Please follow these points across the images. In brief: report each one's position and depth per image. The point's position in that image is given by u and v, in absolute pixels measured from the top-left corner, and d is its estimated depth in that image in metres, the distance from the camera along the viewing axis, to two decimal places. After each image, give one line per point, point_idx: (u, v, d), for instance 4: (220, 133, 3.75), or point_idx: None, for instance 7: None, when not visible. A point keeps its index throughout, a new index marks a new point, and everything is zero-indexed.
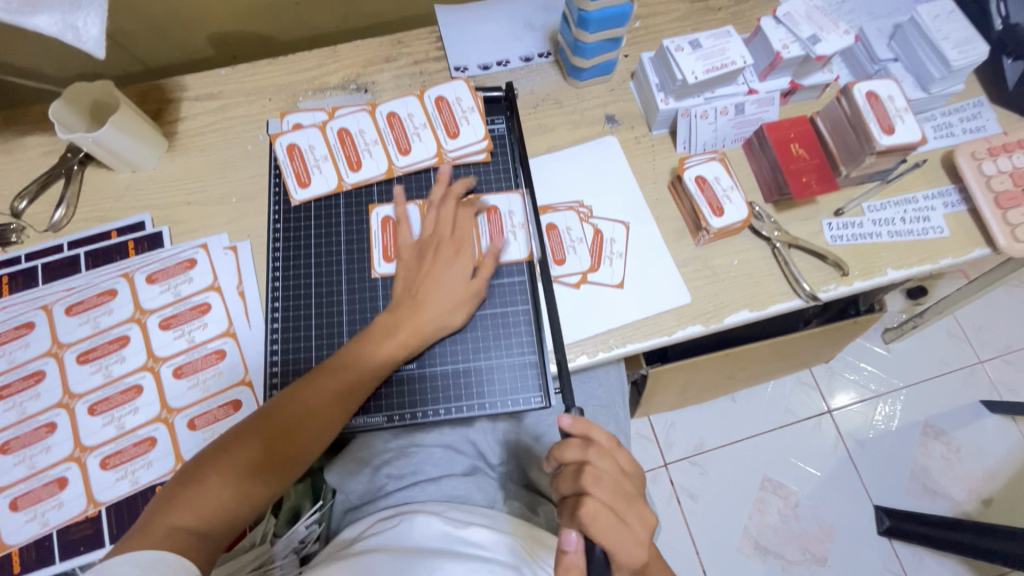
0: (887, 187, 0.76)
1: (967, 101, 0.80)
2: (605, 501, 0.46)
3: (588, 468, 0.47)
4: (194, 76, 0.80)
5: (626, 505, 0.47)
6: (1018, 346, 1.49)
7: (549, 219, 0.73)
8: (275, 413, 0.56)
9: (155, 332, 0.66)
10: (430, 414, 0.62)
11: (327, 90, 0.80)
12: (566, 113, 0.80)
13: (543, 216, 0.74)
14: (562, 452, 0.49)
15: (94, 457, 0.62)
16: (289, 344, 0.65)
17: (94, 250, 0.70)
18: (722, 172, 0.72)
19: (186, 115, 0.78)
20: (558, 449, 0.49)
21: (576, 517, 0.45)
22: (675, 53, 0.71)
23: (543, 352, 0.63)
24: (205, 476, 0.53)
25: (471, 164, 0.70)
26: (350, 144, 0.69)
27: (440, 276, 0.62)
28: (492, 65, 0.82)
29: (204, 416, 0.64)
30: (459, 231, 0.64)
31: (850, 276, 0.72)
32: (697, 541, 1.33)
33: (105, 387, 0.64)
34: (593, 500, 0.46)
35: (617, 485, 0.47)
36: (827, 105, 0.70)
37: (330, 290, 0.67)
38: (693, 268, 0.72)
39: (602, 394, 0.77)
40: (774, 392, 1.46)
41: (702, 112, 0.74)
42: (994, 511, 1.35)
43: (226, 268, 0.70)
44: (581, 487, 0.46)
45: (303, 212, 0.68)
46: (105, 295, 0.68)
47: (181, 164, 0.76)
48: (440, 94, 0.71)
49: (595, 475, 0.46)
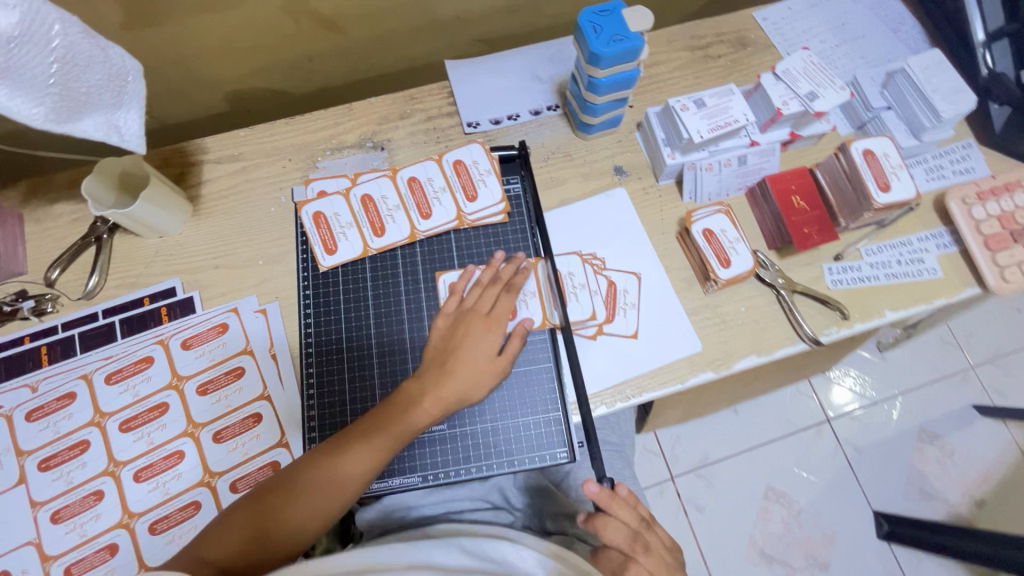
0: (883, 231, 0.80)
1: (956, 144, 0.84)
2: (649, 569, 0.56)
3: (641, 537, 0.57)
4: (215, 139, 0.83)
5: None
6: (1007, 350, 1.55)
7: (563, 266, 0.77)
8: (301, 468, 0.60)
9: (193, 398, 0.69)
10: (461, 473, 0.66)
11: (344, 150, 0.82)
12: (576, 165, 0.83)
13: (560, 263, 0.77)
14: (615, 511, 0.58)
15: (142, 523, 0.65)
16: (325, 409, 0.68)
17: (128, 317, 0.73)
18: (728, 224, 0.76)
19: (210, 177, 0.81)
20: (612, 507, 0.58)
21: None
22: (681, 113, 0.75)
23: (566, 408, 0.68)
24: (232, 520, 0.58)
25: (490, 225, 0.74)
26: (373, 211, 0.73)
27: (472, 347, 0.65)
28: (503, 119, 0.84)
29: (245, 478, 0.67)
30: (495, 309, 0.67)
31: (851, 319, 0.76)
32: (704, 551, 1.38)
33: (148, 454, 0.67)
34: (640, 564, 0.55)
35: (664, 559, 0.57)
36: (827, 160, 0.75)
37: (361, 352, 0.70)
38: (702, 316, 0.76)
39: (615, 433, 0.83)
40: (775, 404, 1.50)
41: (707, 166, 0.77)
42: (987, 512, 1.41)
43: (257, 331, 0.73)
44: (634, 551, 0.56)
45: (331, 277, 0.72)
46: (143, 363, 0.70)
47: (207, 228, 0.78)
48: (458, 158, 0.75)
49: (645, 544, 0.57)
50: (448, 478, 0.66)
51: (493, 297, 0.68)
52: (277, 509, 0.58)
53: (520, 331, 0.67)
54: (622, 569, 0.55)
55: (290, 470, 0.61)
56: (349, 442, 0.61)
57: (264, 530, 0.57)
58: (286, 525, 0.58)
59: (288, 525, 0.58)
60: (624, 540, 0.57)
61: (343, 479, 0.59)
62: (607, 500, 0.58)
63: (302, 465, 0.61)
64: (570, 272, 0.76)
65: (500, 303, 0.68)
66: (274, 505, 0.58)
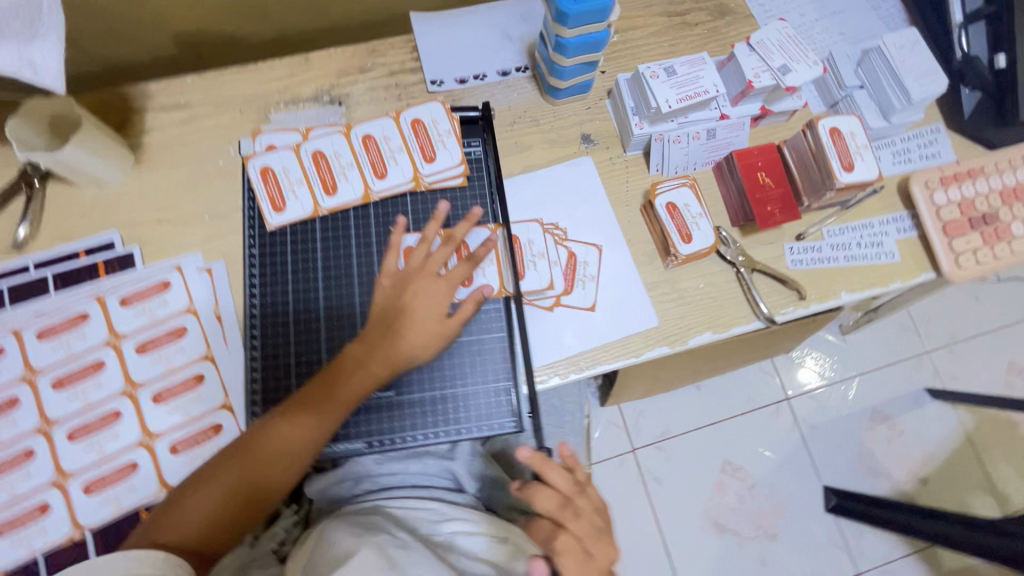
0: (846, 213, 0.80)
1: (925, 127, 0.83)
2: (578, 535, 0.59)
3: (572, 503, 0.61)
4: (159, 84, 0.77)
5: (595, 541, 0.60)
6: (962, 337, 1.60)
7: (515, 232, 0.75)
8: (246, 445, 0.61)
9: (131, 357, 0.66)
10: (408, 439, 0.67)
11: (299, 103, 0.78)
12: (543, 131, 0.80)
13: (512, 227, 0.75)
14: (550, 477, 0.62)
15: (76, 483, 0.63)
16: (269, 371, 0.67)
17: (62, 271, 0.69)
18: (691, 197, 0.75)
19: (153, 125, 0.76)
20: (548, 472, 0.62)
21: (553, 545, 0.58)
22: (650, 80, 0.72)
23: (516, 379, 0.69)
24: (186, 502, 0.59)
25: (448, 188, 0.74)
26: (325, 168, 0.71)
27: (421, 310, 0.65)
28: (469, 79, 0.81)
29: (186, 440, 0.65)
30: (445, 270, 0.67)
31: (807, 299, 0.76)
32: (660, 520, 1.42)
33: (83, 413, 0.65)
34: (569, 531, 0.59)
35: (592, 523, 0.61)
36: (794, 137, 0.74)
37: (308, 313, 0.69)
38: (661, 291, 0.75)
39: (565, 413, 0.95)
40: (737, 382, 1.53)
41: (674, 138, 0.75)
42: (929, 489, 1.48)
43: (201, 290, 0.70)
44: (564, 517, 0.60)
45: (278, 236, 0.71)
46: (77, 319, 0.67)
47: (149, 179, 0.74)
48: (417, 117, 0.74)
49: (575, 510, 0.61)
50: (393, 444, 0.67)
51: (444, 258, 0.67)
52: (232, 487, 0.60)
53: (478, 296, 0.67)
54: (551, 538, 0.59)
55: (234, 447, 0.61)
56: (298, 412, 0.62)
57: (226, 507, 0.60)
58: (246, 499, 0.61)
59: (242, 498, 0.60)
60: (556, 506, 0.60)
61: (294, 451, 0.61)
62: (541, 464, 0.61)
63: (247, 441, 0.61)
64: (530, 241, 0.75)
65: (453, 267, 0.67)
66: (227, 484, 0.60)
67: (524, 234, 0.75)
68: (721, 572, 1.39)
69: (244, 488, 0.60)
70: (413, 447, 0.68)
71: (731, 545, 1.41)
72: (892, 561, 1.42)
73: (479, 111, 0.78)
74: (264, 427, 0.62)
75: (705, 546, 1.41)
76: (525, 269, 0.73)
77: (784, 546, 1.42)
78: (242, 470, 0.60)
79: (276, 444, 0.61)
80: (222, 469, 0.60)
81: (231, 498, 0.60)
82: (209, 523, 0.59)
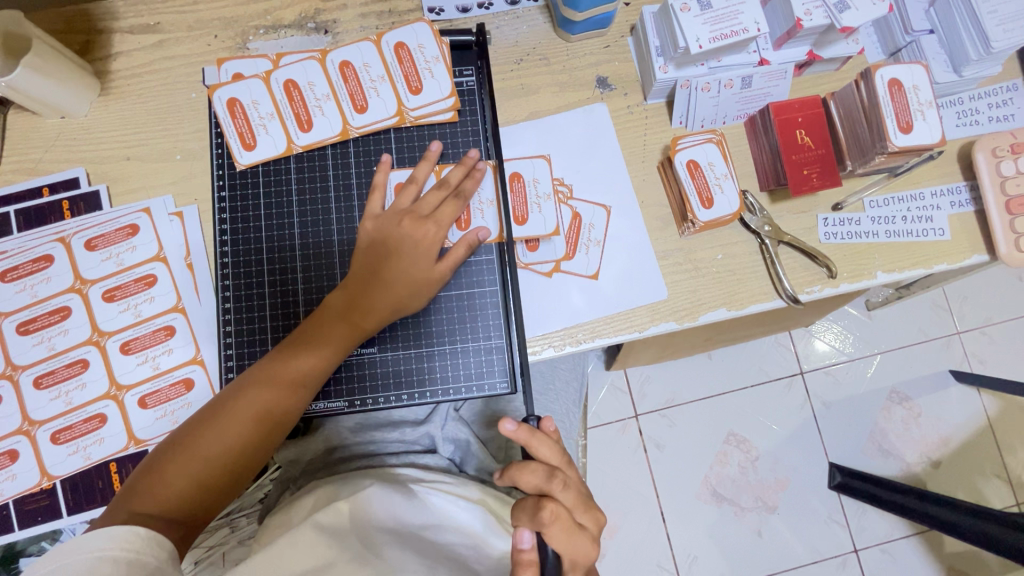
0: (894, 180, 0.70)
1: (1001, 84, 0.71)
2: (565, 504, 0.53)
3: (559, 473, 0.54)
4: (126, 2, 0.69)
5: (584, 511, 0.54)
6: (997, 319, 1.49)
7: (514, 168, 0.67)
8: (229, 411, 0.56)
9: (99, 305, 0.63)
10: (391, 399, 0.63)
11: (281, 30, 0.69)
12: (553, 72, 0.71)
13: (508, 164, 0.68)
14: (536, 447, 0.54)
15: (44, 432, 0.61)
16: (244, 326, 0.63)
17: (25, 209, 0.64)
18: (717, 156, 0.66)
19: (121, 50, 0.68)
20: (534, 442, 0.54)
21: (536, 518, 0.52)
22: (679, 14, 0.61)
23: (510, 336, 0.64)
24: (165, 473, 0.53)
25: (436, 124, 0.66)
26: (298, 100, 0.65)
27: (414, 252, 0.60)
28: (472, 7, 0.70)
29: (155, 395, 0.62)
30: (436, 213, 0.61)
31: (837, 278, 0.68)
32: (658, 485, 1.40)
33: (49, 360, 0.62)
34: (556, 501, 0.52)
35: (580, 493, 0.54)
36: (844, 88, 0.64)
37: (284, 263, 0.64)
38: (673, 260, 0.68)
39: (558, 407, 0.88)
40: (751, 353, 1.46)
41: (704, 85, 0.65)
42: (940, 473, 1.43)
43: (172, 236, 0.65)
44: (551, 488, 0.53)
45: (249, 177, 0.65)
46: (41, 261, 0.63)
47: (116, 112, 0.67)
48: (401, 40, 0.66)
49: (563, 479, 0.53)
50: (376, 404, 0.63)
51: (437, 199, 0.62)
52: (215, 457, 0.55)
53: (471, 241, 0.61)
54: (537, 511, 0.52)
55: (212, 413, 0.56)
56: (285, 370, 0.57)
57: (209, 478, 0.54)
58: (231, 470, 0.56)
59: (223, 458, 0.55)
60: (540, 479, 0.53)
61: (281, 405, 0.57)
62: (527, 437, 0.53)
63: (228, 404, 0.56)
64: (536, 181, 0.67)
65: (443, 208, 0.61)
66: (210, 453, 0.55)
67: (529, 173, 0.67)
68: (715, 540, 1.38)
69: (230, 455, 0.55)
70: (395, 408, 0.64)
71: (727, 514, 1.40)
72: (892, 541, 1.40)
73: (473, 33, 0.68)
74: (247, 386, 0.57)
75: (701, 513, 1.39)
76: (528, 212, 0.66)
77: (782, 519, 1.40)
78: (226, 436, 0.55)
79: (260, 408, 0.56)
80: (204, 437, 0.55)
81: (218, 465, 0.55)
82: (193, 496, 0.54)
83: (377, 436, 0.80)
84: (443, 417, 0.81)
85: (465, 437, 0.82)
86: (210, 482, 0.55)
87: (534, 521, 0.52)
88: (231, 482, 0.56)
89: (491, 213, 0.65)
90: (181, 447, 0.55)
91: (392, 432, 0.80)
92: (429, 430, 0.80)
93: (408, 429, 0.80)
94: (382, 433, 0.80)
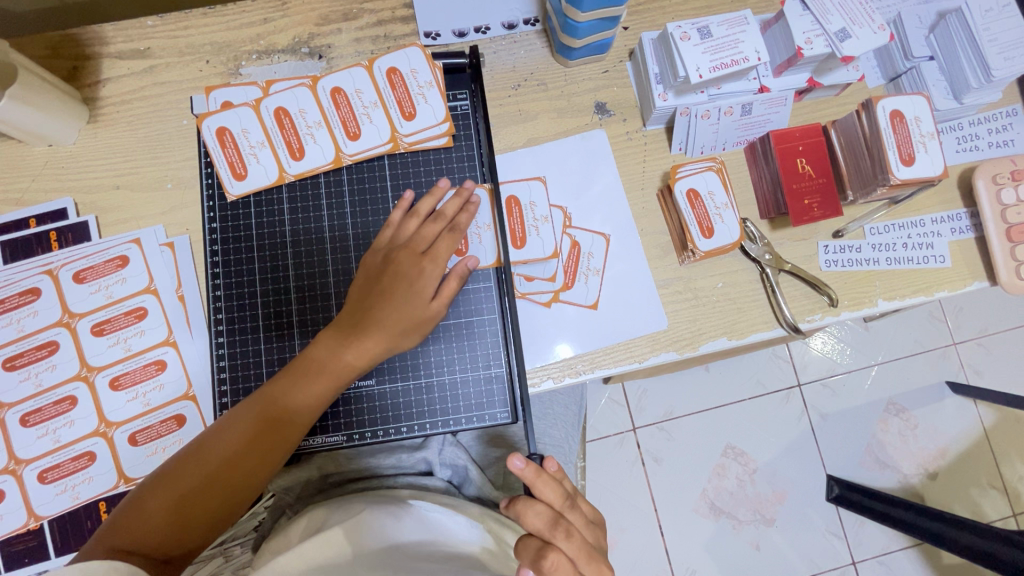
0: (894, 208, 0.69)
1: (1000, 110, 0.71)
2: (568, 556, 0.49)
3: (563, 520, 0.51)
4: (115, 26, 0.68)
5: (589, 563, 0.50)
6: (994, 330, 1.50)
7: (511, 191, 0.67)
8: (213, 445, 0.54)
9: (87, 339, 0.61)
10: (390, 432, 0.62)
11: (274, 55, 0.68)
12: (551, 98, 0.70)
13: (505, 186, 0.67)
14: (540, 489, 0.51)
15: (31, 470, 0.59)
16: (238, 359, 0.61)
17: (12, 240, 0.63)
18: (717, 185, 0.65)
19: (110, 76, 0.67)
20: (538, 487, 0.51)
21: (539, 564, 0.47)
22: (679, 43, 0.61)
23: (510, 365, 0.62)
24: (146, 505, 0.52)
25: (431, 149, 0.65)
26: (290, 128, 0.64)
27: (408, 287, 0.58)
28: (468, 32, 0.69)
29: (145, 432, 0.61)
30: (432, 247, 0.59)
31: (838, 307, 0.68)
32: (656, 499, 1.39)
33: (36, 397, 0.60)
34: (559, 550, 0.48)
35: (586, 544, 0.50)
36: (845, 118, 0.64)
37: (278, 293, 0.63)
38: (673, 289, 0.67)
39: (556, 431, 0.88)
40: (749, 366, 1.46)
41: (704, 112, 0.65)
42: (937, 485, 1.43)
43: (162, 268, 0.63)
44: (554, 536, 0.49)
45: (241, 207, 0.63)
46: (28, 295, 0.61)
47: (106, 140, 0.66)
48: (393, 65, 0.65)
49: (567, 528, 0.50)
50: (375, 438, 0.62)
51: (434, 233, 0.60)
52: (197, 487, 0.53)
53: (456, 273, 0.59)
54: (538, 559, 0.48)
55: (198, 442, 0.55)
56: (277, 397, 0.56)
57: (190, 510, 0.53)
58: (213, 507, 0.53)
59: (207, 490, 0.53)
60: (544, 524, 0.49)
61: (272, 433, 0.55)
62: (534, 477, 0.50)
63: (217, 431, 0.55)
64: (533, 204, 0.67)
65: (439, 242, 0.60)
66: (192, 486, 0.53)
67: (525, 196, 0.67)
68: (714, 554, 1.38)
69: (215, 487, 0.54)
70: (394, 441, 0.62)
71: (725, 528, 1.39)
72: (889, 553, 1.40)
73: (467, 56, 0.66)
74: (238, 413, 0.56)
75: (699, 528, 1.39)
76: (526, 234, 0.66)
77: (781, 533, 1.39)
78: (206, 467, 0.53)
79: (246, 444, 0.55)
80: (188, 471, 0.53)
81: (203, 495, 0.53)
82: (169, 530, 0.51)
83: (373, 464, 0.79)
84: (440, 442, 0.79)
85: (463, 462, 0.80)
86: (190, 517, 0.52)
87: (534, 565, 0.48)
88: (212, 518, 0.53)
89: (489, 238, 0.64)
90: (164, 478, 0.53)
91: (389, 459, 0.79)
92: (426, 456, 0.78)
93: (405, 454, 0.79)
94: (379, 460, 0.79)
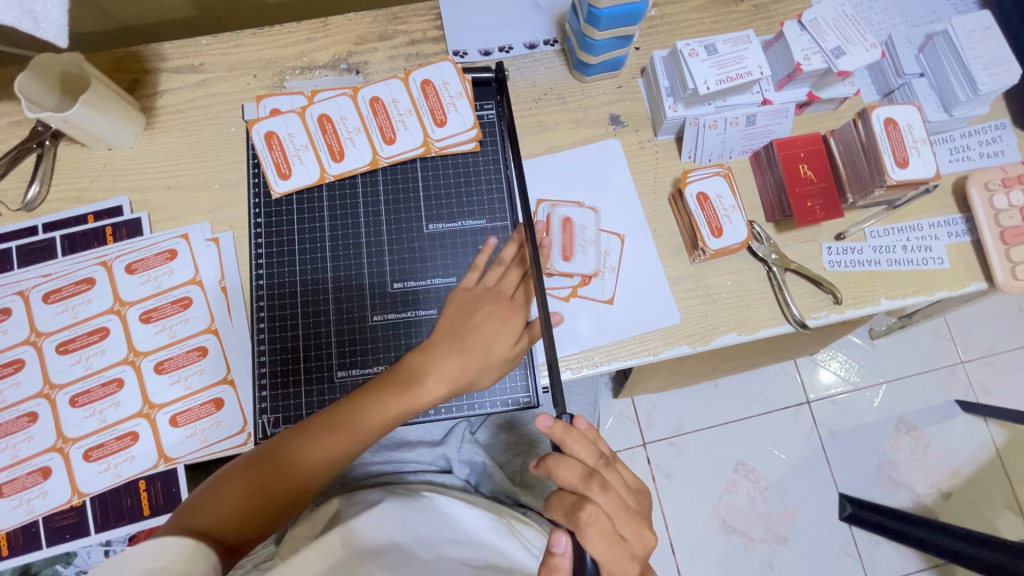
0: (893, 212, 0.74)
1: (989, 123, 0.76)
2: (605, 510, 0.51)
3: (597, 474, 0.53)
4: (173, 45, 0.74)
5: (627, 521, 0.51)
6: (1000, 349, 1.51)
7: (565, 213, 0.72)
8: (293, 458, 0.56)
9: (135, 325, 0.65)
10: (418, 415, 0.65)
11: (316, 70, 0.74)
12: (569, 110, 0.75)
13: (560, 209, 0.72)
14: (574, 448, 0.53)
15: (77, 449, 0.63)
16: (277, 344, 0.65)
17: (70, 234, 0.68)
18: (725, 189, 0.70)
19: (166, 88, 0.73)
20: (570, 443, 0.53)
21: (575, 518, 0.50)
22: (688, 58, 0.66)
23: (531, 352, 0.66)
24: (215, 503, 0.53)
25: (459, 154, 0.71)
26: (331, 133, 0.69)
27: (502, 331, 0.62)
28: (493, 51, 0.76)
29: (186, 414, 0.64)
30: (516, 295, 0.64)
31: (843, 304, 0.71)
32: (667, 516, 1.39)
33: (85, 379, 0.64)
34: (596, 504, 0.50)
35: (622, 500, 0.52)
36: (843, 127, 0.69)
37: (316, 281, 0.67)
38: (685, 286, 0.71)
39: None
40: (758, 382, 1.47)
41: (711, 123, 0.70)
42: (951, 505, 1.42)
43: (207, 261, 0.68)
44: (589, 489, 0.51)
45: (284, 204, 0.68)
46: (83, 284, 0.66)
47: (159, 145, 0.72)
48: (427, 77, 0.71)
49: (602, 482, 0.52)
50: (402, 421, 0.65)
51: (513, 280, 0.65)
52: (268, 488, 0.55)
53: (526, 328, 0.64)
54: (574, 511, 0.50)
55: (280, 447, 0.56)
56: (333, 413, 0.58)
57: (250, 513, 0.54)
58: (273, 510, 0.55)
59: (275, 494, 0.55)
60: (578, 478, 0.52)
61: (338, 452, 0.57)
62: (563, 434, 0.52)
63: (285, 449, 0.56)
64: (584, 226, 0.71)
65: (519, 288, 0.64)
66: (258, 487, 0.54)
67: (578, 219, 0.72)
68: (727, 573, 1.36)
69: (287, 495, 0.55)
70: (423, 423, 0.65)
71: (737, 546, 1.38)
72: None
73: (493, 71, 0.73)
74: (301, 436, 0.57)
75: (711, 545, 1.38)
76: (575, 251, 0.71)
77: (794, 552, 1.38)
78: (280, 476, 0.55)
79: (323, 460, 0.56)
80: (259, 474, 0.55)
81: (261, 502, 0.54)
82: (232, 525, 0.52)
83: (394, 458, 0.81)
84: (459, 439, 0.82)
85: (482, 460, 0.81)
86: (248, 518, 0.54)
87: (571, 526, 0.50)
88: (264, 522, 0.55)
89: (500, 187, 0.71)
90: (246, 473, 0.55)
91: (411, 453, 0.81)
92: (445, 452, 0.81)
93: (425, 450, 0.81)
94: (400, 454, 0.81)
